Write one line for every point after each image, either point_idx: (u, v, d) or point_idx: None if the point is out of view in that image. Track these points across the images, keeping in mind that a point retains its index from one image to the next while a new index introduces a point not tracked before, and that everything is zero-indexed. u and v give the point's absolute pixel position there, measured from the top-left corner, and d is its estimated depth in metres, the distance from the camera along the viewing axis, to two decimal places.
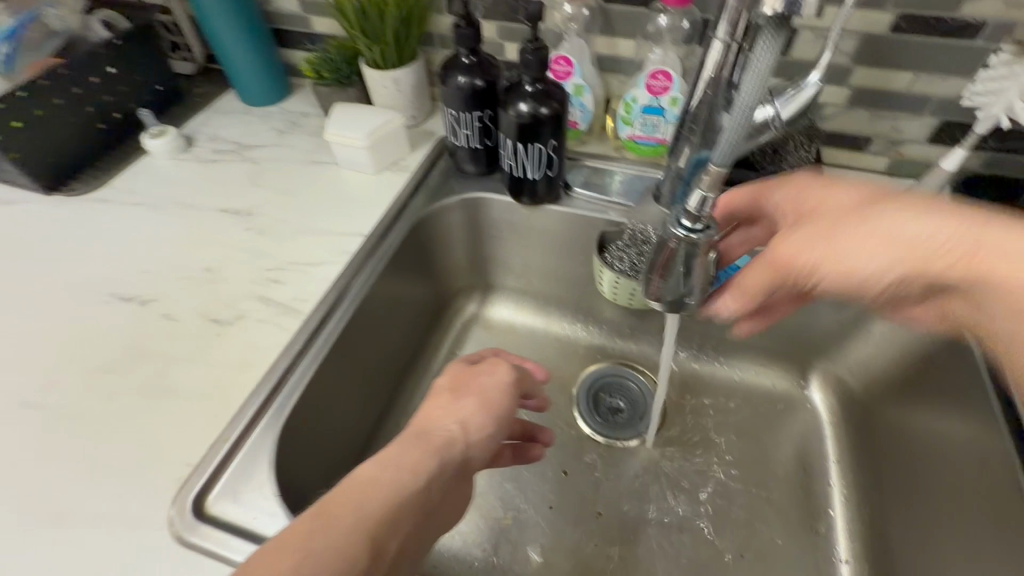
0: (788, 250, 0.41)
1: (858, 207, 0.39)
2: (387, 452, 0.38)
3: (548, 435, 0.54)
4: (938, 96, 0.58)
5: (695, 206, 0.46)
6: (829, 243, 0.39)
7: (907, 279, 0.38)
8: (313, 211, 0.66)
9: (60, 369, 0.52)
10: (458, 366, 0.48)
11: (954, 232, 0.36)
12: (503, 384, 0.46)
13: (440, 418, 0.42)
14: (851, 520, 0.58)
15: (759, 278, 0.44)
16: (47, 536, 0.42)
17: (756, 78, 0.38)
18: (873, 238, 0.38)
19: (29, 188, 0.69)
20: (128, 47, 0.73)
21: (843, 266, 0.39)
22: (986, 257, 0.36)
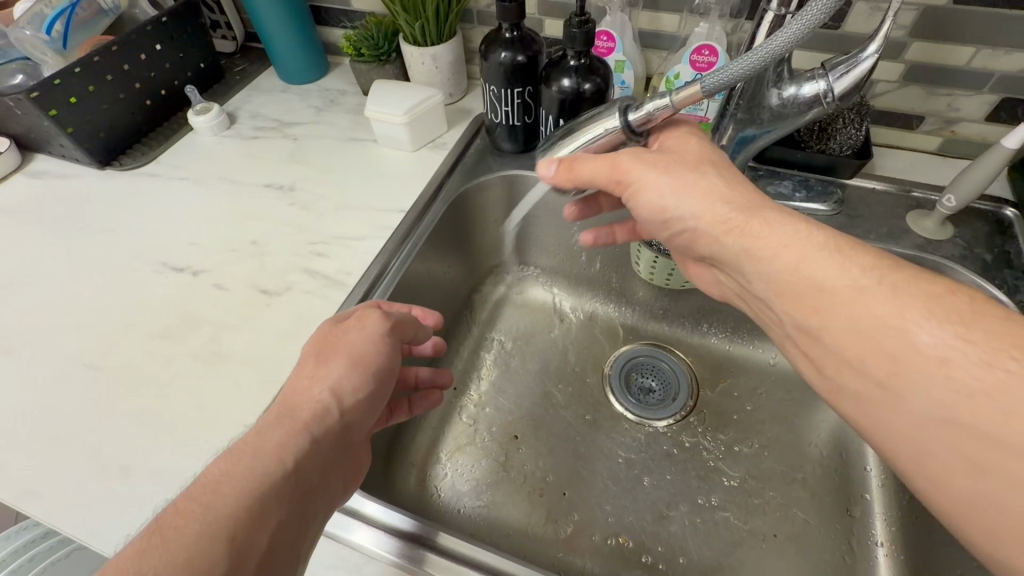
0: (629, 163, 0.43)
1: (693, 161, 0.43)
2: (250, 437, 0.36)
3: (445, 376, 0.58)
4: (1002, 71, 0.55)
5: (652, 109, 0.43)
6: (660, 175, 0.42)
7: (699, 233, 0.41)
8: (351, 187, 0.67)
9: (119, 333, 0.54)
10: (327, 325, 0.45)
11: (737, 204, 0.39)
12: (370, 332, 0.43)
13: (306, 390, 0.40)
14: (889, 505, 0.56)
15: (598, 170, 0.45)
16: (115, 488, 0.44)
17: (802, 26, 0.36)
18: (685, 186, 0.41)
19: (83, 162, 0.72)
20: (173, 24, 0.74)
21: (659, 196, 0.43)
22: (754, 229, 0.38)
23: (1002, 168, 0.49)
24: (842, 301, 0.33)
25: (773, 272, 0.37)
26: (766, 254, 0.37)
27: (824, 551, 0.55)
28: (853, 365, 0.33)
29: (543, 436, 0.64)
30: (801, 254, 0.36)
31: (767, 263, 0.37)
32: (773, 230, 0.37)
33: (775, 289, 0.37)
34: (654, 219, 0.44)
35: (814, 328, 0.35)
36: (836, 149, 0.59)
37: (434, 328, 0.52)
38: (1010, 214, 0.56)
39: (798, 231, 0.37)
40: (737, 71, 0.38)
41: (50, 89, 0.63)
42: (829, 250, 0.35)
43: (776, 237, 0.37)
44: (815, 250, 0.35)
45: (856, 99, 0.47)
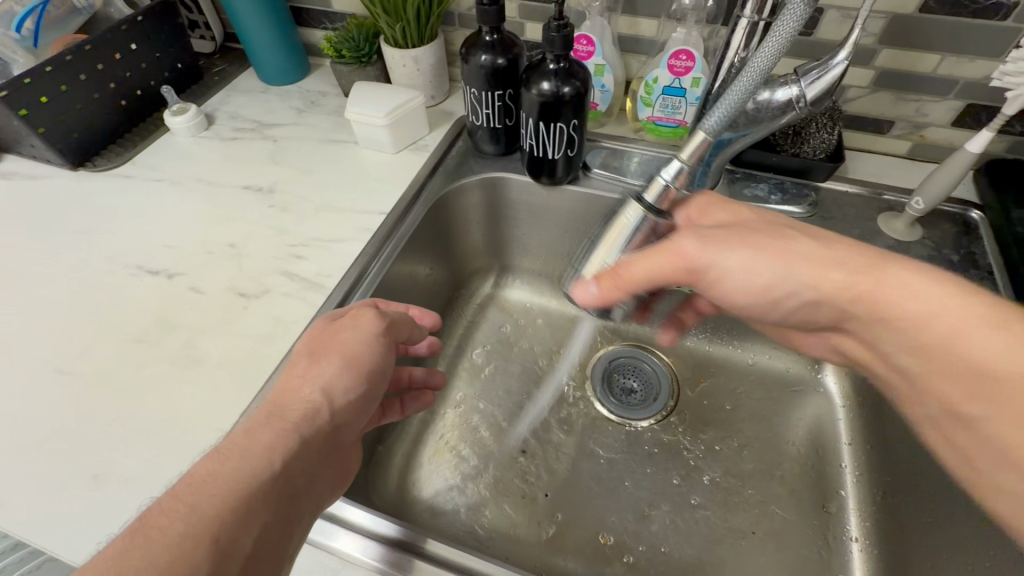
0: (689, 244, 0.44)
1: (768, 229, 0.44)
2: (239, 436, 0.36)
3: (436, 378, 0.57)
4: (966, 78, 0.57)
5: (663, 183, 0.49)
6: (731, 252, 0.43)
7: (818, 302, 0.43)
8: (332, 189, 0.66)
9: (92, 337, 0.53)
10: (320, 325, 0.44)
11: (851, 265, 0.40)
12: (363, 333, 0.43)
13: (297, 390, 0.40)
14: (862, 500, 0.58)
15: (656, 265, 0.45)
16: (86, 496, 0.43)
17: (772, 48, 0.44)
18: (768, 255, 0.42)
19: (54, 163, 0.70)
20: (149, 24, 0.73)
21: (741, 271, 0.44)
22: (889, 295, 0.38)
23: (967, 169, 0.52)
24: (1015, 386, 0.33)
25: (919, 340, 0.38)
26: (913, 324, 0.38)
27: (801, 547, 0.56)
28: (995, 438, 0.35)
29: (526, 438, 0.64)
30: (952, 326, 0.36)
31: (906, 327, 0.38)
32: (906, 292, 0.38)
33: (919, 354, 0.38)
34: (756, 298, 0.45)
35: (970, 415, 0.36)
36: (809, 153, 0.60)
37: (431, 329, 0.52)
38: (976, 216, 0.58)
39: (940, 294, 0.37)
40: (734, 98, 0.46)
41: (20, 89, 0.62)
42: (990, 322, 0.34)
43: (917, 303, 0.37)
44: (969, 317, 0.35)
45: (828, 103, 0.48)
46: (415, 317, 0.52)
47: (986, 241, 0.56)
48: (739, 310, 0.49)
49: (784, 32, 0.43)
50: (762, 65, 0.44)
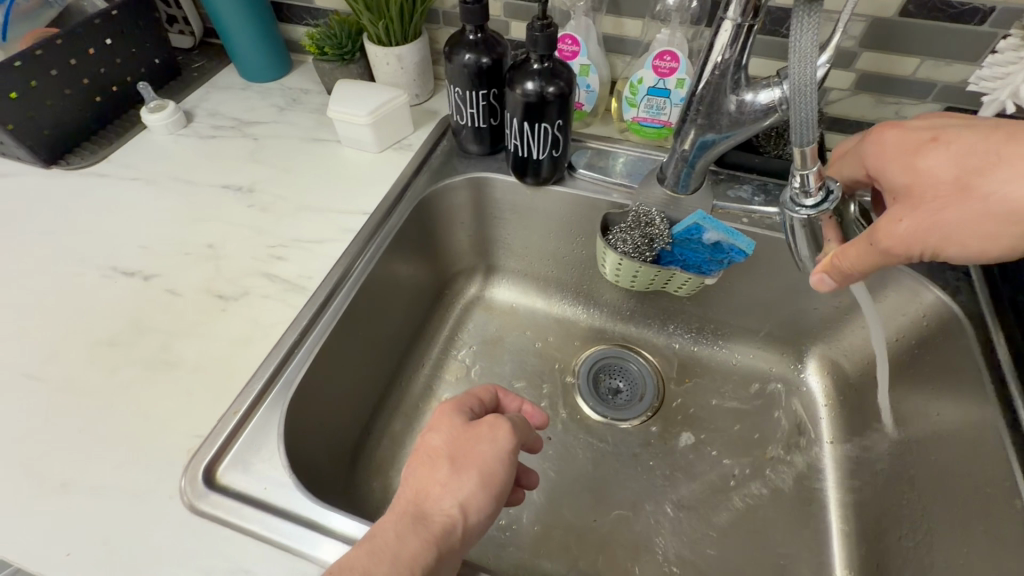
0: (899, 236, 0.38)
1: (957, 187, 0.37)
2: (386, 537, 0.36)
3: (532, 479, 0.49)
4: (944, 82, 0.58)
5: (803, 185, 0.41)
6: (940, 228, 0.38)
7: None
8: (313, 188, 0.65)
9: (64, 341, 0.52)
10: (457, 422, 0.42)
11: None
12: (500, 447, 0.41)
13: (438, 497, 0.38)
14: (844, 500, 0.59)
15: (876, 257, 0.39)
16: (56, 504, 0.42)
17: (802, 56, 0.37)
18: (983, 216, 0.37)
19: (26, 160, 0.68)
20: (125, 18, 0.71)
21: (964, 233, 0.37)
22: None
23: None
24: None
25: None
26: None
27: (782, 544, 0.57)
28: None
29: None
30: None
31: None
32: None
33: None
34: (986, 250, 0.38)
35: None
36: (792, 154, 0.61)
37: (540, 431, 0.48)
38: None
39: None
40: (805, 112, 0.38)
41: None
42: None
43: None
44: None
45: None
46: (526, 416, 0.48)
47: None
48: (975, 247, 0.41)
49: (806, 42, 0.37)
50: (805, 75, 0.37)
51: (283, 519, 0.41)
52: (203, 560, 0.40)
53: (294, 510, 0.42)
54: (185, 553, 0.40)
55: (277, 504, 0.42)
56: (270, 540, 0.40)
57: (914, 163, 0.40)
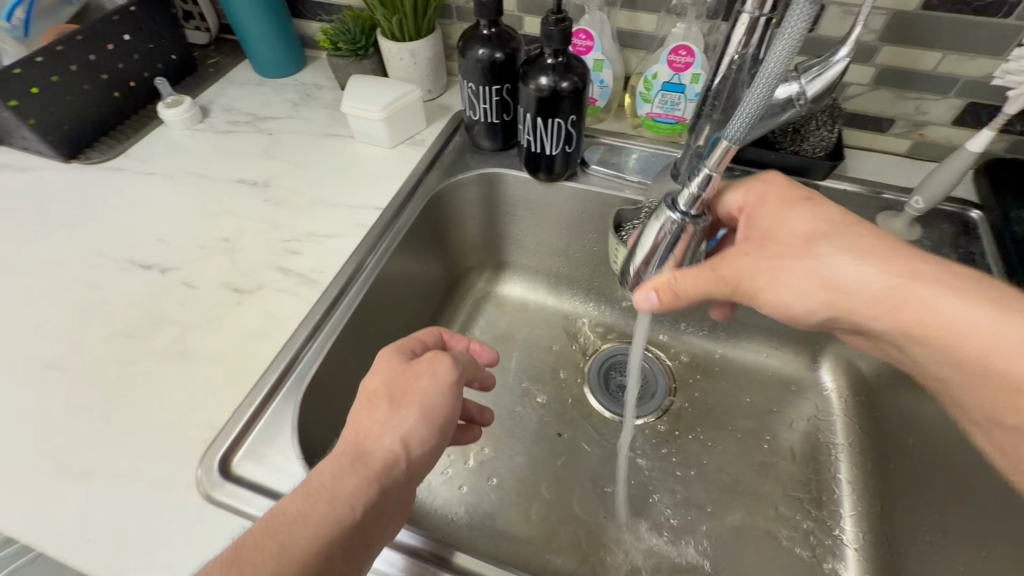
0: (738, 271, 0.42)
1: (799, 243, 0.41)
2: (323, 477, 0.36)
3: (487, 416, 0.50)
4: (967, 77, 0.57)
5: (697, 189, 0.44)
6: (770, 276, 0.41)
7: (836, 318, 0.41)
8: (327, 182, 0.66)
9: (83, 331, 0.53)
10: (396, 361, 0.42)
11: (896, 275, 0.38)
12: (438, 379, 0.41)
13: (377, 435, 0.38)
14: (858, 502, 0.58)
15: (708, 286, 0.44)
16: (74, 493, 0.43)
17: (784, 49, 0.37)
18: (804, 279, 0.40)
19: (46, 155, 0.69)
20: (143, 14, 0.72)
21: (781, 286, 0.41)
22: (919, 308, 0.37)
23: (967, 168, 0.52)
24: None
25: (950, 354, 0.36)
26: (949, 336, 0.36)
27: (795, 547, 0.56)
28: None
29: (521, 435, 0.64)
30: (988, 338, 0.35)
31: (945, 343, 0.36)
32: (940, 310, 0.36)
33: (959, 370, 0.36)
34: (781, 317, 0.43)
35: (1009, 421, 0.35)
36: (809, 150, 0.59)
37: (489, 367, 0.48)
38: (975, 215, 0.58)
39: (967, 308, 0.36)
40: (749, 109, 0.39)
41: (10, 79, 0.61)
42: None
43: (954, 320, 0.36)
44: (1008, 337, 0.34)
45: (827, 100, 0.48)
46: (474, 354, 0.48)
47: (986, 242, 0.56)
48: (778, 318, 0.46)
49: (794, 30, 0.36)
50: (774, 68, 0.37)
51: None
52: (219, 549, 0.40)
53: None
54: (202, 542, 0.40)
55: None
56: None
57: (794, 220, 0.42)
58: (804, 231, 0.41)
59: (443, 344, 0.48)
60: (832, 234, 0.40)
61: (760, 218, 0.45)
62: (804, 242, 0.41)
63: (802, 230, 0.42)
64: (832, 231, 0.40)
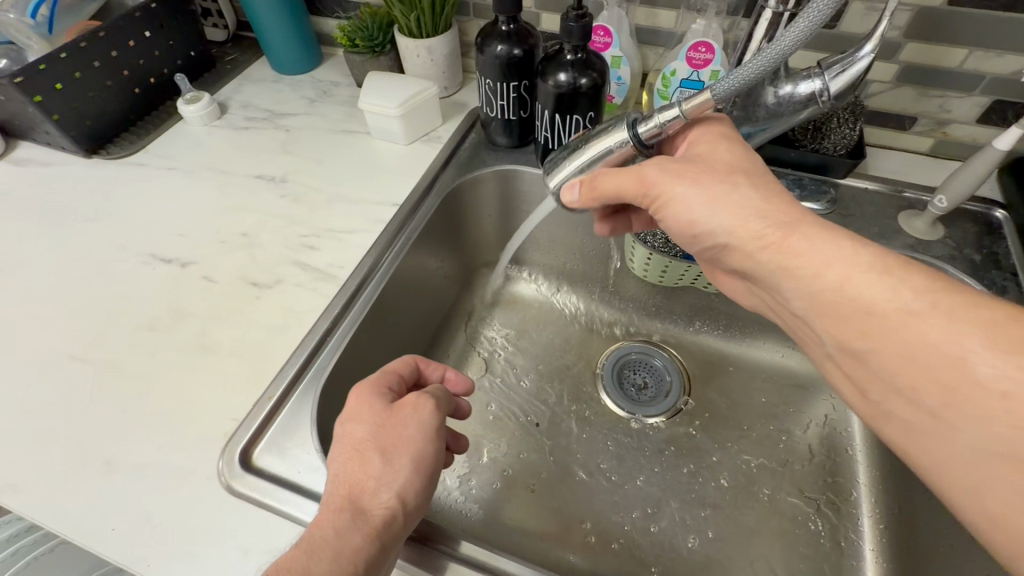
0: (659, 173, 0.44)
1: (721, 171, 0.43)
2: (324, 537, 0.36)
3: (463, 443, 0.50)
4: (994, 74, 0.56)
5: (662, 121, 0.43)
6: (686, 184, 0.43)
7: (729, 247, 0.42)
8: (344, 178, 0.66)
9: (106, 324, 0.54)
10: (377, 408, 0.42)
11: (773, 220, 0.39)
12: (425, 427, 0.41)
13: (374, 491, 0.38)
14: (876, 505, 0.57)
15: (628, 183, 0.45)
16: (98, 482, 0.44)
17: (802, 30, 0.37)
18: (709, 195, 0.42)
19: (69, 150, 0.70)
20: (163, 11, 0.73)
21: (694, 199, 0.43)
22: (793, 247, 0.38)
23: (992, 167, 0.50)
24: (887, 323, 0.33)
25: (815, 290, 0.37)
26: (807, 274, 0.37)
27: (813, 549, 0.55)
28: (888, 373, 0.34)
29: (535, 432, 0.64)
30: (843, 272, 0.35)
31: (809, 281, 0.37)
32: (815, 247, 0.37)
33: (817, 310, 0.37)
34: (683, 232, 0.45)
35: (859, 349, 0.35)
36: (829, 148, 0.58)
37: (462, 398, 0.49)
38: (1000, 215, 0.57)
39: (838, 246, 0.36)
40: (744, 78, 0.39)
41: (35, 75, 0.61)
42: (874, 270, 0.34)
43: (814, 256, 0.37)
44: (859, 270, 0.35)
45: (851, 97, 0.47)
46: (448, 383, 0.49)
47: (1011, 242, 0.55)
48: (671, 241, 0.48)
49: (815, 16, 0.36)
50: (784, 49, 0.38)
51: (315, 500, 0.42)
52: (240, 540, 0.41)
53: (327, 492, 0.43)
54: (224, 532, 0.41)
55: (311, 487, 0.43)
56: (303, 522, 0.41)
57: (722, 149, 0.44)
58: (727, 160, 0.44)
59: (418, 372, 0.48)
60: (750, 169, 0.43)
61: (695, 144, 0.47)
62: (727, 168, 0.43)
63: (726, 158, 0.44)
64: (749, 166, 0.43)
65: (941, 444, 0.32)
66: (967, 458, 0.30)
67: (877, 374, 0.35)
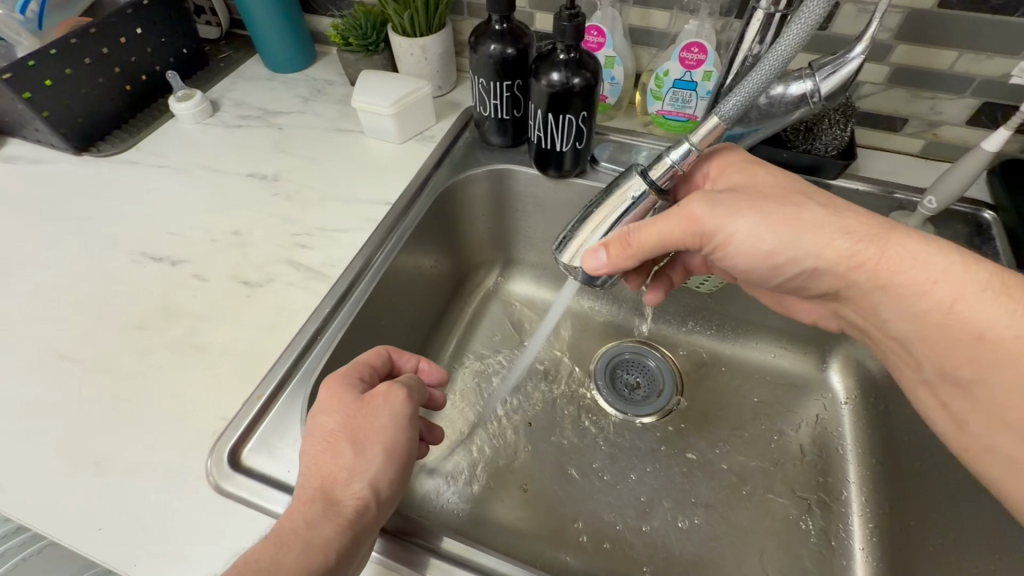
0: (712, 207, 0.44)
1: (781, 194, 0.44)
2: (296, 527, 0.36)
3: (436, 433, 0.49)
4: (984, 76, 0.56)
5: (675, 159, 0.44)
6: (750, 214, 0.44)
7: (818, 271, 0.44)
8: (338, 177, 0.66)
9: (95, 323, 0.53)
10: (348, 398, 0.41)
11: (858, 235, 0.41)
12: (396, 415, 0.41)
13: (345, 482, 0.38)
14: (867, 504, 0.57)
15: (683, 224, 0.45)
16: (86, 482, 0.43)
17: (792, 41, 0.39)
18: (781, 222, 0.43)
19: (59, 148, 0.70)
20: (155, 8, 0.72)
21: (766, 229, 0.43)
22: (889, 266, 0.40)
23: (982, 167, 0.51)
24: (1006, 344, 0.37)
25: (921, 309, 0.40)
26: (915, 294, 0.40)
27: (804, 548, 0.56)
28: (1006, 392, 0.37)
29: (528, 432, 0.64)
30: (954, 292, 0.38)
31: (916, 299, 0.40)
32: (914, 264, 0.40)
33: (928, 332, 0.40)
34: (761, 260, 0.45)
35: (973, 372, 0.39)
36: (821, 149, 0.59)
37: (437, 387, 0.48)
38: (989, 216, 0.58)
39: (946, 264, 0.39)
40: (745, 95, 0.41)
41: (24, 71, 0.61)
42: (989, 291, 0.37)
43: (918, 275, 0.39)
44: (971, 289, 0.38)
45: (842, 98, 0.47)
46: (422, 372, 0.48)
47: (1000, 243, 0.56)
48: (743, 276, 0.49)
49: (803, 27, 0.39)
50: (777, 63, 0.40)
51: None
52: (229, 541, 0.40)
53: None
54: (212, 533, 0.41)
55: None
56: None
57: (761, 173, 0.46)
58: (774, 183, 0.46)
59: (391, 362, 0.47)
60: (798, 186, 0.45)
61: (727, 171, 0.48)
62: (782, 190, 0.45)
63: (770, 182, 0.46)
64: (796, 184, 0.45)
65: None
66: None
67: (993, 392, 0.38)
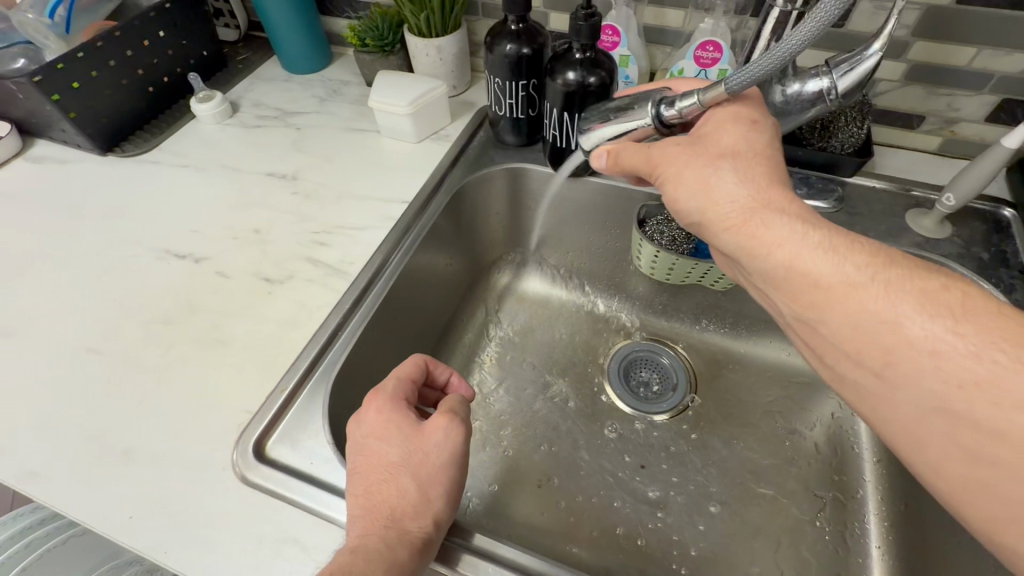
0: (660, 156, 0.44)
1: (713, 153, 0.41)
2: (375, 554, 0.36)
3: None
4: (1003, 73, 0.56)
5: (682, 108, 0.44)
6: (677, 169, 0.42)
7: (702, 225, 0.43)
8: (356, 176, 0.67)
9: (121, 318, 0.55)
10: (406, 429, 0.42)
11: (741, 204, 0.39)
12: (456, 454, 0.42)
13: (413, 512, 0.39)
14: (885, 506, 0.57)
15: (637, 165, 0.46)
16: (114, 471, 0.44)
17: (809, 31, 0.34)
18: (695, 181, 0.41)
19: (84, 148, 0.72)
20: (176, 11, 0.74)
21: (682, 184, 0.42)
22: (752, 229, 0.38)
23: (1002, 165, 0.50)
24: (832, 294, 0.34)
25: (767, 265, 0.38)
26: (761, 251, 0.38)
27: (818, 547, 0.56)
28: (831, 341, 0.35)
29: (542, 428, 0.64)
30: (796, 252, 0.36)
31: (764, 258, 0.38)
32: (773, 226, 0.38)
33: (773, 284, 0.38)
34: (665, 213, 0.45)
35: (810, 320, 0.36)
36: (837, 147, 0.59)
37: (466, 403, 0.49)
38: (1008, 214, 0.57)
39: (791, 229, 0.37)
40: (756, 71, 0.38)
41: (53, 73, 0.63)
42: (823, 249, 0.36)
43: (771, 233, 0.38)
44: (810, 249, 0.36)
45: (858, 97, 0.47)
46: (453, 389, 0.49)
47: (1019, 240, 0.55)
48: None
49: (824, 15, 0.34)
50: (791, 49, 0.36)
51: (328, 492, 0.43)
52: (254, 529, 0.41)
53: (339, 483, 0.43)
54: (237, 522, 0.42)
55: (324, 478, 0.44)
56: (316, 511, 0.42)
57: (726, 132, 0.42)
58: (727, 144, 0.41)
59: (427, 372, 0.48)
60: (747, 157, 0.41)
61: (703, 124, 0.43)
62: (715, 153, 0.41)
63: (725, 142, 0.42)
64: (747, 154, 0.41)
65: (887, 403, 0.33)
66: (913, 411, 0.32)
67: (825, 342, 0.36)
